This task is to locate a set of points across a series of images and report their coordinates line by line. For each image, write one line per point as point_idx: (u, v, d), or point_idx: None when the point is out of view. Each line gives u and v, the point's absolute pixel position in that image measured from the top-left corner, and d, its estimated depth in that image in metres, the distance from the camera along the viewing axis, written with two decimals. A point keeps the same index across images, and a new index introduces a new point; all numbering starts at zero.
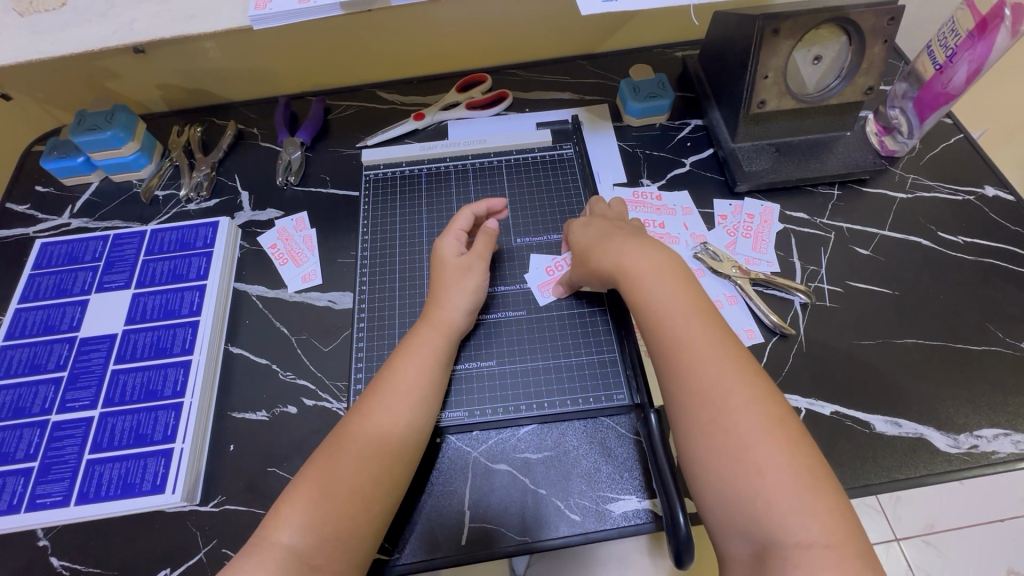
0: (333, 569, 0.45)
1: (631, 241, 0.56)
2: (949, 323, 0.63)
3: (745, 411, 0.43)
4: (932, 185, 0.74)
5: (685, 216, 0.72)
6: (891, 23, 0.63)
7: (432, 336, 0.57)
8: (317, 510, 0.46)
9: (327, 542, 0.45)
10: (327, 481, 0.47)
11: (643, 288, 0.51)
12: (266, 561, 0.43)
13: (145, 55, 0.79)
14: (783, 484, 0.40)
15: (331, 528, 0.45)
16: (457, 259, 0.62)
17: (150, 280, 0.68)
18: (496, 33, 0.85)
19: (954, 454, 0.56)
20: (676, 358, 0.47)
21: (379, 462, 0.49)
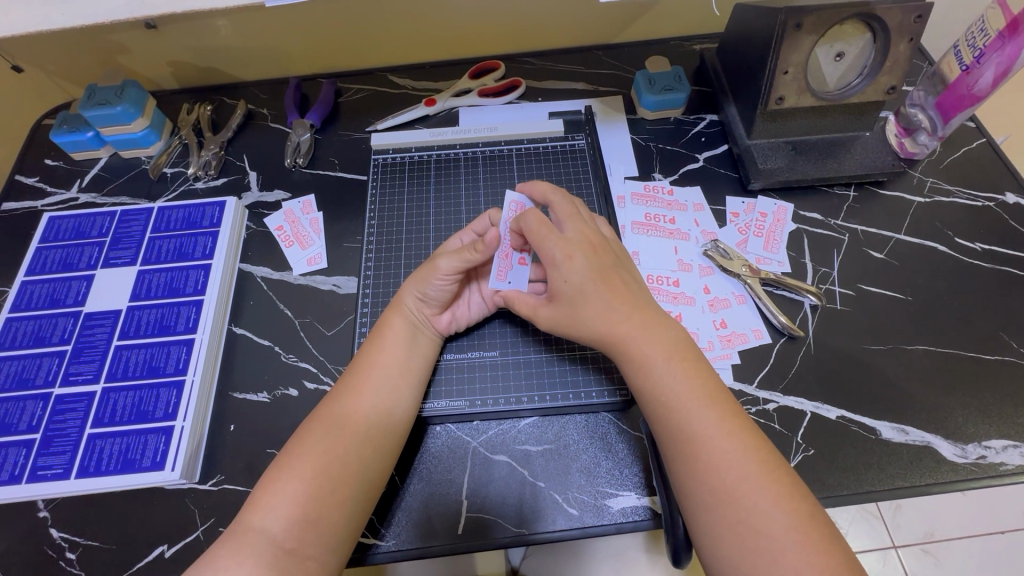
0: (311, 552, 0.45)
1: (609, 303, 0.51)
2: (962, 331, 0.62)
3: (757, 488, 0.43)
4: (951, 189, 0.72)
5: (697, 213, 0.71)
6: (918, 21, 0.62)
7: (403, 325, 0.57)
8: (295, 496, 0.46)
9: (302, 524, 0.45)
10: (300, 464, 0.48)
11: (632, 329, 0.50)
12: (241, 545, 0.44)
13: (157, 30, 0.79)
14: (785, 541, 0.41)
15: (310, 512, 0.46)
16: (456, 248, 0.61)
17: (155, 258, 0.67)
18: (511, 18, 0.83)
19: (960, 464, 0.55)
20: (681, 446, 0.46)
21: (343, 444, 0.49)
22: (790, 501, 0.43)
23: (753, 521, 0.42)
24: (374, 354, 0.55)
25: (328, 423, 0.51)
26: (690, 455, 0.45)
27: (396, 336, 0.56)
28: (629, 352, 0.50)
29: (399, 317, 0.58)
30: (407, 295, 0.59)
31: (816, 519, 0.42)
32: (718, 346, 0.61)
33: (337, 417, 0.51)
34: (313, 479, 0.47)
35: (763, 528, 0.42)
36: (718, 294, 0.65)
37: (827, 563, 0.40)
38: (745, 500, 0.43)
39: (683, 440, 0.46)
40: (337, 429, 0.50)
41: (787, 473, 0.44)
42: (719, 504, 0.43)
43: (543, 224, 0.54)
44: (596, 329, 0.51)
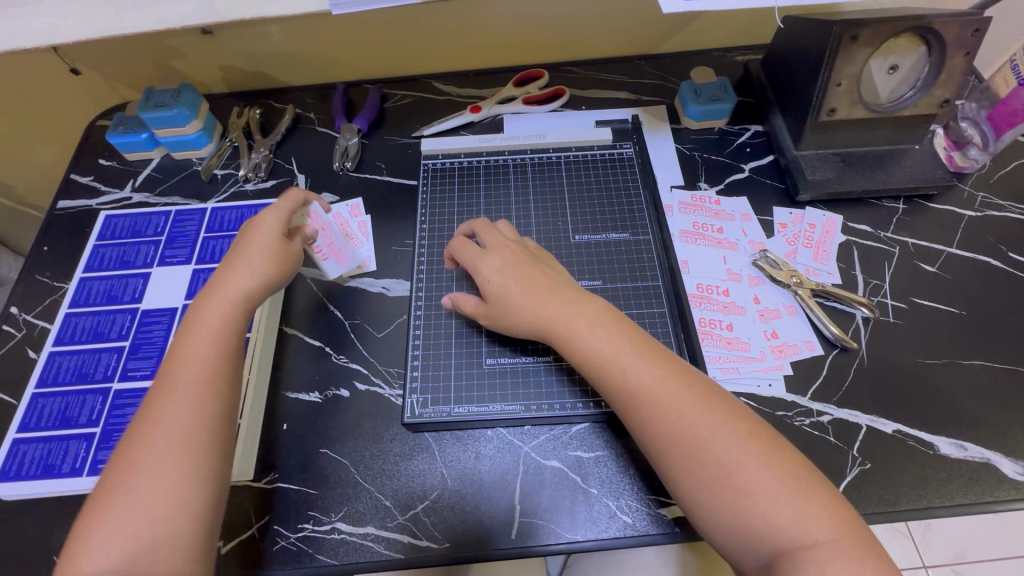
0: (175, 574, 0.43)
1: (532, 287, 0.54)
2: (1019, 347, 0.61)
3: (703, 425, 0.45)
4: (1003, 204, 0.71)
5: (744, 223, 0.71)
6: (976, 35, 0.62)
7: (216, 309, 0.52)
8: (127, 527, 0.43)
9: (152, 549, 0.42)
10: (148, 485, 0.44)
11: (556, 303, 0.53)
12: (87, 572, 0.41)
13: (212, 36, 0.80)
14: (738, 460, 0.43)
15: (147, 542, 0.43)
16: (280, 239, 0.57)
17: (210, 257, 0.69)
18: (557, 27, 0.84)
19: (1022, 482, 0.54)
20: (625, 405, 0.48)
21: (186, 462, 0.46)
22: (733, 429, 0.45)
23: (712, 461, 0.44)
24: (184, 342, 0.51)
25: (168, 427, 0.46)
26: (638, 412, 0.47)
27: (197, 320, 0.52)
28: (557, 328, 0.52)
29: (215, 298, 0.53)
30: (223, 278, 0.54)
31: (761, 437, 0.45)
32: (770, 356, 0.61)
33: (172, 428, 0.46)
34: (166, 495, 0.44)
35: (721, 463, 0.44)
36: (768, 305, 0.65)
37: (782, 470, 0.43)
38: (696, 440, 0.45)
39: (624, 400, 0.48)
40: (190, 436, 0.46)
41: (723, 403, 0.47)
42: (682, 457, 0.45)
43: (465, 243, 0.60)
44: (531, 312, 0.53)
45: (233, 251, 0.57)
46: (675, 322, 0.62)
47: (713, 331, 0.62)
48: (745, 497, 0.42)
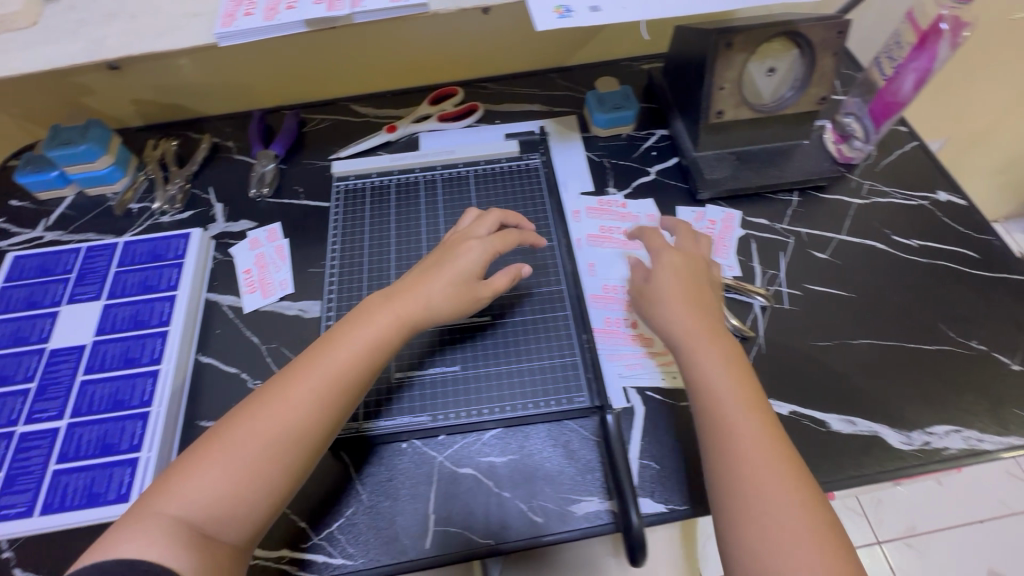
0: (228, 540, 0.45)
1: (687, 299, 0.57)
2: (903, 323, 0.65)
3: (748, 444, 0.47)
4: (887, 190, 0.76)
5: (650, 223, 0.74)
6: (839, 36, 0.66)
7: (396, 319, 0.54)
8: (218, 484, 0.45)
9: (225, 513, 0.45)
10: (243, 448, 0.46)
11: (707, 343, 0.54)
12: (146, 529, 0.42)
13: (121, 71, 0.80)
14: (785, 520, 0.43)
15: (229, 505, 0.45)
16: (470, 280, 0.59)
17: (121, 291, 0.68)
18: (467, 47, 0.87)
19: (907, 451, 0.58)
20: (714, 435, 0.49)
21: (287, 443, 0.47)
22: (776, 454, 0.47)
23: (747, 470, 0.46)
24: (345, 339, 0.53)
25: (293, 408, 0.48)
26: (723, 449, 0.48)
27: (371, 321, 0.54)
28: (692, 339, 0.54)
29: (386, 305, 0.55)
30: (408, 290, 0.56)
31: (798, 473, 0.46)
32: None
33: (301, 414, 0.48)
34: (255, 473, 0.46)
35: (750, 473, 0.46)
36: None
37: (822, 538, 0.43)
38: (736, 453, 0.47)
39: (717, 433, 0.49)
40: (300, 423, 0.48)
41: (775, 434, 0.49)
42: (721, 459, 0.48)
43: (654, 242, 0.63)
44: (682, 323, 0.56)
45: (428, 265, 0.59)
46: (578, 323, 0.65)
47: (618, 330, 0.65)
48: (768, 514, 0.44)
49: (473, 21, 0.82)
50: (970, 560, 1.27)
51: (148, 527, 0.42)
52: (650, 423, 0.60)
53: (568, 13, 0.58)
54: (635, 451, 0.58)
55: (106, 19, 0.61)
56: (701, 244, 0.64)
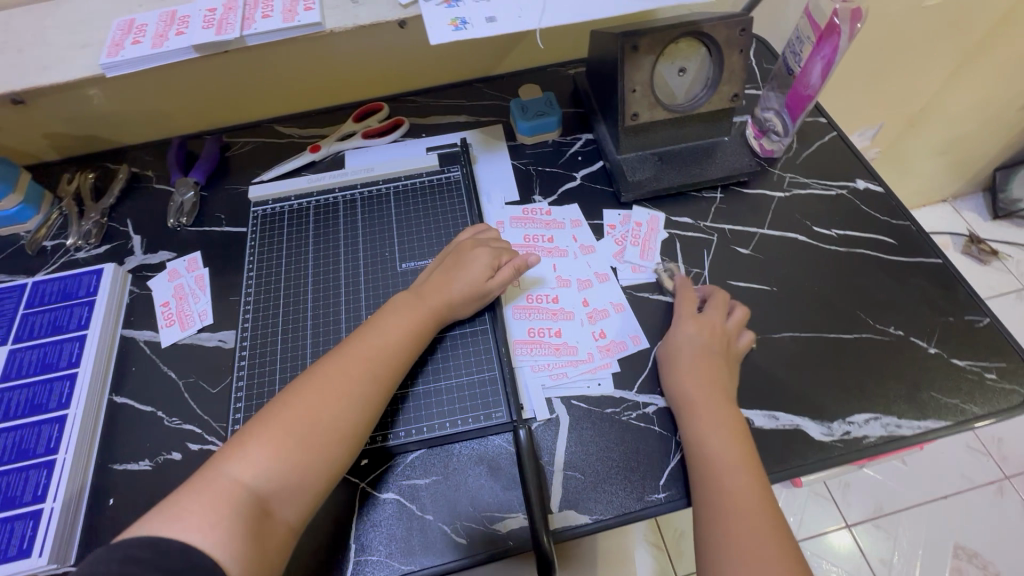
0: (285, 515, 0.47)
1: (709, 368, 0.58)
2: (825, 314, 0.66)
3: (740, 492, 0.50)
4: (808, 182, 0.77)
5: (574, 229, 0.74)
6: (743, 34, 0.67)
7: (425, 308, 0.60)
8: (281, 457, 0.48)
9: (284, 487, 0.47)
10: (303, 424, 0.50)
11: (713, 415, 0.55)
12: (209, 493, 0.45)
13: (26, 105, 0.78)
14: None
15: (290, 478, 0.48)
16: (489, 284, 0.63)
17: (28, 335, 0.66)
18: (389, 62, 0.86)
19: (828, 441, 0.58)
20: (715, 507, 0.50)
21: (341, 423, 0.51)
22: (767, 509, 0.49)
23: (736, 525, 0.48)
24: (388, 327, 0.58)
25: (352, 385, 0.53)
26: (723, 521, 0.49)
27: (406, 310, 0.60)
28: (699, 410, 0.55)
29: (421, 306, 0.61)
30: (437, 291, 0.62)
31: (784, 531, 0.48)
32: (598, 356, 0.63)
33: (356, 391, 0.53)
34: (307, 468, 0.49)
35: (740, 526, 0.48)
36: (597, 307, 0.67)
37: None
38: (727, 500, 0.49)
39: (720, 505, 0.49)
40: (357, 401, 0.52)
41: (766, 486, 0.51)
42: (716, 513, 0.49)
43: (687, 304, 0.63)
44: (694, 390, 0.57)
45: (444, 266, 0.64)
46: (497, 336, 0.64)
47: (542, 340, 0.65)
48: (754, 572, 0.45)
49: (391, 35, 0.81)
50: (936, 537, 1.29)
51: (215, 494, 0.45)
52: (573, 432, 0.59)
53: (464, 25, 0.57)
54: (559, 461, 0.58)
55: None
56: (734, 316, 0.62)
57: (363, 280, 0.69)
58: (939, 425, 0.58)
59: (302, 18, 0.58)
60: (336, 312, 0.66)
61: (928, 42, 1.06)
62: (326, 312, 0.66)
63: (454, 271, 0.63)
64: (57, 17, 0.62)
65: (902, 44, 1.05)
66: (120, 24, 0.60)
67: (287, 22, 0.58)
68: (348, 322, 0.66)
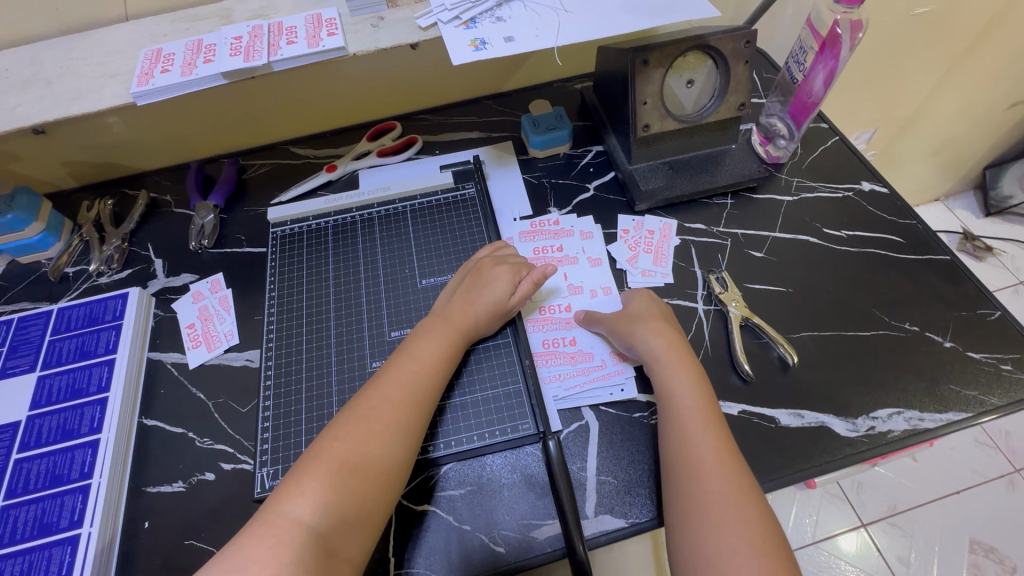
0: (344, 555, 0.46)
1: (660, 325, 0.62)
2: (841, 312, 0.67)
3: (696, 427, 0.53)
4: (815, 185, 0.79)
5: (585, 239, 0.75)
6: (748, 46, 0.70)
7: (455, 334, 0.61)
8: (337, 492, 0.47)
9: (341, 524, 0.47)
10: (353, 456, 0.49)
11: (675, 364, 0.58)
12: (273, 536, 0.44)
13: (47, 135, 0.79)
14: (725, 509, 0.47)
15: (347, 513, 0.47)
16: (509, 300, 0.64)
17: (56, 361, 0.66)
18: (401, 83, 0.88)
19: (854, 437, 0.59)
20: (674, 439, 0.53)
21: (390, 453, 0.51)
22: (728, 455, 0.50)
23: (695, 467, 0.50)
24: (423, 353, 0.59)
25: (396, 413, 0.53)
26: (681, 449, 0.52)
27: (434, 335, 0.61)
28: (663, 364, 0.58)
29: (448, 330, 0.61)
30: (459, 313, 0.63)
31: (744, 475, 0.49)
32: (609, 363, 0.65)
33: (402, 421, 0.53)
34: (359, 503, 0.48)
35: (699, 469, 0.50)
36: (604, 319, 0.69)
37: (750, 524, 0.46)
38: (685, 442, 0.52)
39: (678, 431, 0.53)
40: (403, 430, 0.53)
41: (728, 434, 0.53)
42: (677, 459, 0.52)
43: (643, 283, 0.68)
44: (658, 347, 0.60)
45: (465, 286, 0.65)
46: (520, 348, 0.65)
47: (557, 351, 0.66)
48: (706, 510, 0.47)
49: (404, 58, 0.84)
50: (951, 533, 1.29)
51: (278, 538, 0.44)
52: (603, 438, 0.60)
53: (484, 45, 0.59)
54: (591, 468, 0.59)
55: (19, 87, 0.60)
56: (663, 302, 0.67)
57: (384, 298, 0.70)
58: (960, 417, 0.59)
59: (326, 43, 0.60)
60: (359, 332, 0.67)
61: (919, 47, 1.10)
62: (349, 330, 0.67)
63: (474, 290, 0.64)
64: (84, 49, 0.64)
65: (893, 50, 1.09)
66: (147, 54, 0.62)
67: (312, 47, 0.59)
68: (371, 341, 0.66)
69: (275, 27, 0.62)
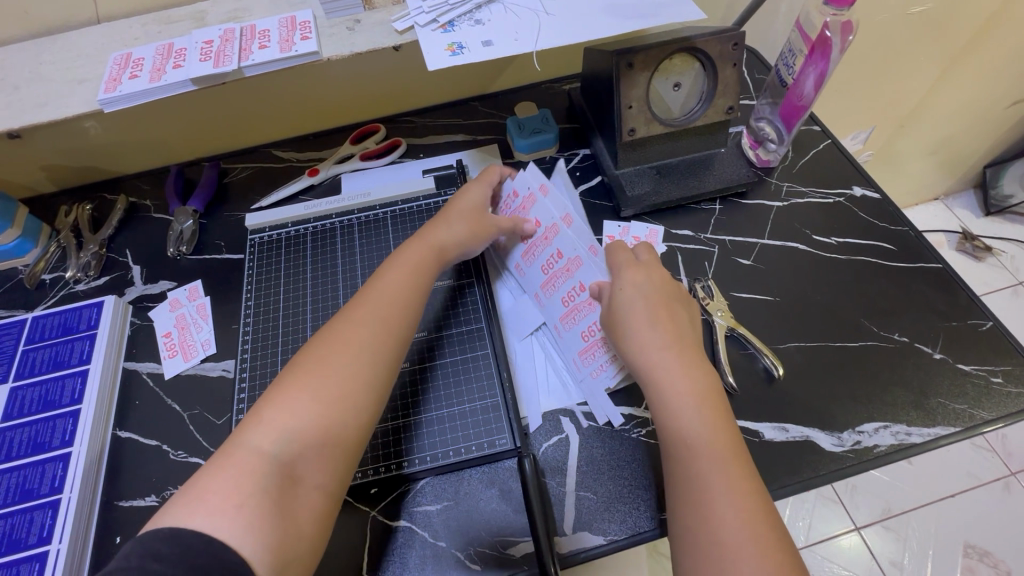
0: (315, 481, 0.46)
1: (655, 322, 0.55)
2: (829, 322, 0.66)
3: (702, 437, 0.48)
4: (805, 191, 0.77)
5: (568, 190, 0.67)
6: (735, 48, 0.68)
7: (415, 255, 0.61)
8: (299, 416, 0.47)
9: (310, 449, 0.46)
10: (316, 380, 0.49)
11: (670, 368, 0.52)
12: (237, 466, 0.43)
13: (22, 139, 0.77)
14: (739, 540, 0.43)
15: (312, 436, 0.47)
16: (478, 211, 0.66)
17: (29, 371, 0.65)
18: (384, 85, 0.86)
19: (839, 452, 0.58)
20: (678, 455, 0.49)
21: (355, 371, 0.51)
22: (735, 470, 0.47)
23: (701, 486, 0.46)
24: (388, 279, 0.58)
25: (358, 333, 0.53)
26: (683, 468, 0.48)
27: (411, 257, 0.61)
28: (660, 376, 0.53)
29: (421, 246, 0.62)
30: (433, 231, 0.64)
31: (754, 490, 0.46)
32: None
33: (364, 338, 0.52)
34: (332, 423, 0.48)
35: (708, 495, 0.46)
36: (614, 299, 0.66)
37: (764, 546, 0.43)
38: (687, 460, 0.48)
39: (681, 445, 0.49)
40: (366, 348, 0.52)
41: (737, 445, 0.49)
42: (683, 485, 0.48)
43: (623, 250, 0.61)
44: (651, 355, 0.53)
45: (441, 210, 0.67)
46: (498, 360, 0.64)
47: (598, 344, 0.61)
48: (715, 536, 0.44)
49: (386, 59, 0.82)
50: (946, 537, 1.28)
51: (240, 468, 0.43)
52: (583, 453, 0.59)
53: (460, 50, 0.58)
54: (570, 483, 0.57)
55: None
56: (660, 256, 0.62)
57: None
58: (948, 432, 0.58)
59: (299, 47, 0.58)
60: None
61: (915, 46, 1.07)
62: None
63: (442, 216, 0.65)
64: (53, 53, 0.62)
65: (890, 48, 1.06)
66: (117, 58, 0.60)
67: (284, 52, 0.58)
68: None
69: (248, 30, 0.61)
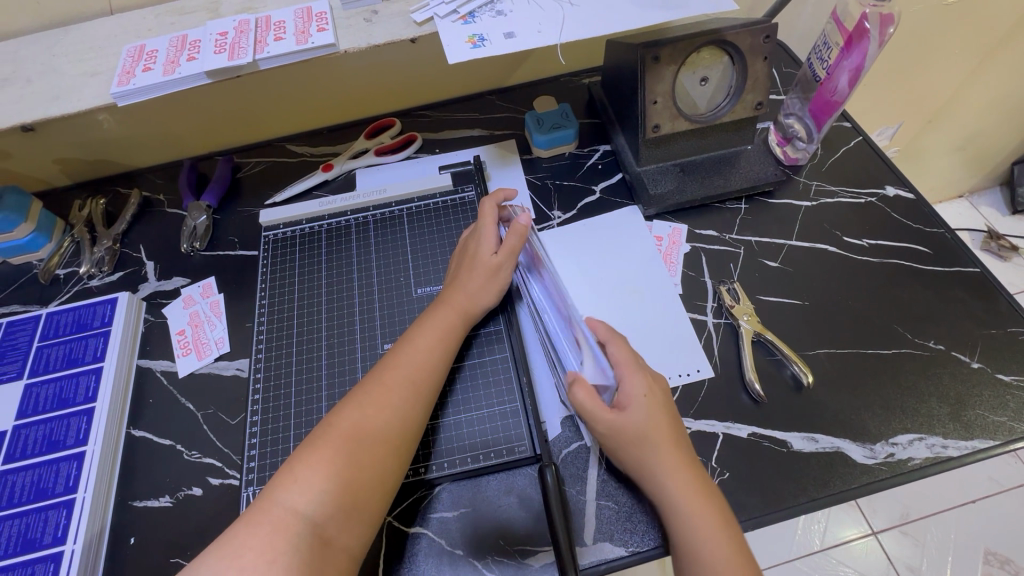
0: (341, 544, 0.45)
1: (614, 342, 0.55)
2: (859, 329, 0.63)
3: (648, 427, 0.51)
4: (835, 190, 0.75)
5: (596, 243, 0.72)
6: (767, 41, 0.65)
7: (447, 316, 0.60)
8: (333, 479, 0.46)
9: (339, 513, 0.46)
10: (353, 447, 0.48)
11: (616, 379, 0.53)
12: (269, 522, 0.43)
13: (36, 132, 0.77)
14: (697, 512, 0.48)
15: (345, 498, 0.46)
16: (491, 256, 0.62)
17: (44, 368, 0.64)
18: (399, 79, 0.84)
19: (871, 465, 0.56)
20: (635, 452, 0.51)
21: (388, 437, 0.50)
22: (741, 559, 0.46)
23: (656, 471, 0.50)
24: (420, 338, 0.57)
25: (390, 398, 0.52)
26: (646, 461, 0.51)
27: (436, 315, 0.59)
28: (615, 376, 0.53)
29: (444, 307, 0.60)
30: (453, 292, 0.61)
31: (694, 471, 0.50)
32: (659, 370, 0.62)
33: (396, 404, 0.52)
34: (362, 489, 0.47)
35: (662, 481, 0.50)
36: (635, 305, 0.67)
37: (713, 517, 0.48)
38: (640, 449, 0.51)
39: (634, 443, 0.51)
40: (398, 413, 0.51)
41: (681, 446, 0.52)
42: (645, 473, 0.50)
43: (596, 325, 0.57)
44: (661, 468, 0.50)
45: (459, 263, 0.64)
46: (518, 364, 0.62)
47: None
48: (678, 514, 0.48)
49: (402, 52, 0.80)
50: (965, 542, 1.25)
51: (272, 527, 0.43)
52: (604, 460, 0.57)
53: (481, 42, 0.56)
54: (592, 492, 0.56)
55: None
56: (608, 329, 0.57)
57: (378, 307, 0.67)
58: (987, 446, 0.56)
59: (316, 40, 0.56)
60: (351, 341, 0.65)
61: (949, 38, 1.03)
62: (341, 341, 0.65)
63: (468, 269, 0.62)
64: (65, 45, 0.61)
65: (921, 41, 1.02)
66: (130, 51, 0.59)
67: (300, 44, 0.56)
68: (363, 352, 0.64)
69: (263, 21, 0.59)
